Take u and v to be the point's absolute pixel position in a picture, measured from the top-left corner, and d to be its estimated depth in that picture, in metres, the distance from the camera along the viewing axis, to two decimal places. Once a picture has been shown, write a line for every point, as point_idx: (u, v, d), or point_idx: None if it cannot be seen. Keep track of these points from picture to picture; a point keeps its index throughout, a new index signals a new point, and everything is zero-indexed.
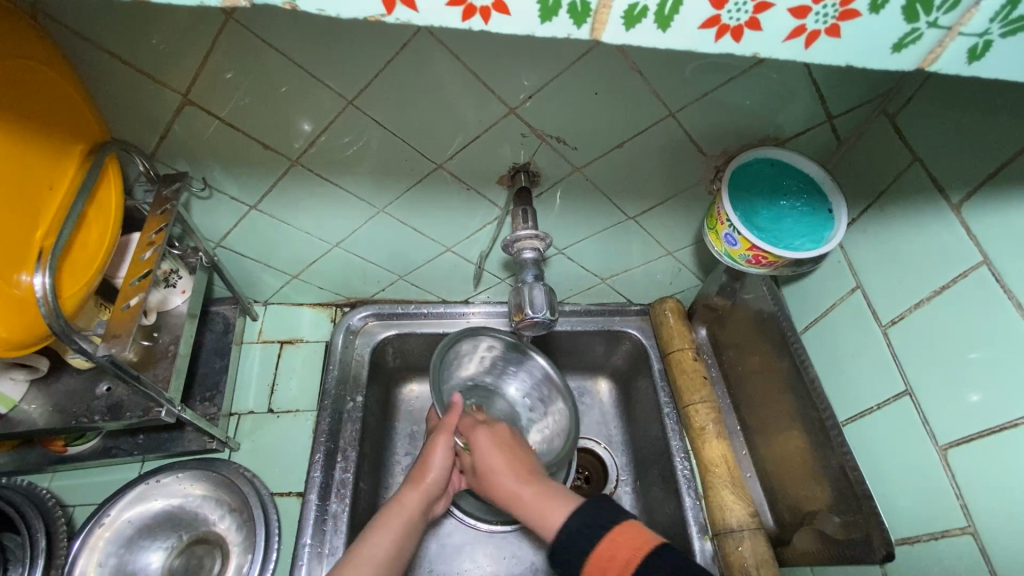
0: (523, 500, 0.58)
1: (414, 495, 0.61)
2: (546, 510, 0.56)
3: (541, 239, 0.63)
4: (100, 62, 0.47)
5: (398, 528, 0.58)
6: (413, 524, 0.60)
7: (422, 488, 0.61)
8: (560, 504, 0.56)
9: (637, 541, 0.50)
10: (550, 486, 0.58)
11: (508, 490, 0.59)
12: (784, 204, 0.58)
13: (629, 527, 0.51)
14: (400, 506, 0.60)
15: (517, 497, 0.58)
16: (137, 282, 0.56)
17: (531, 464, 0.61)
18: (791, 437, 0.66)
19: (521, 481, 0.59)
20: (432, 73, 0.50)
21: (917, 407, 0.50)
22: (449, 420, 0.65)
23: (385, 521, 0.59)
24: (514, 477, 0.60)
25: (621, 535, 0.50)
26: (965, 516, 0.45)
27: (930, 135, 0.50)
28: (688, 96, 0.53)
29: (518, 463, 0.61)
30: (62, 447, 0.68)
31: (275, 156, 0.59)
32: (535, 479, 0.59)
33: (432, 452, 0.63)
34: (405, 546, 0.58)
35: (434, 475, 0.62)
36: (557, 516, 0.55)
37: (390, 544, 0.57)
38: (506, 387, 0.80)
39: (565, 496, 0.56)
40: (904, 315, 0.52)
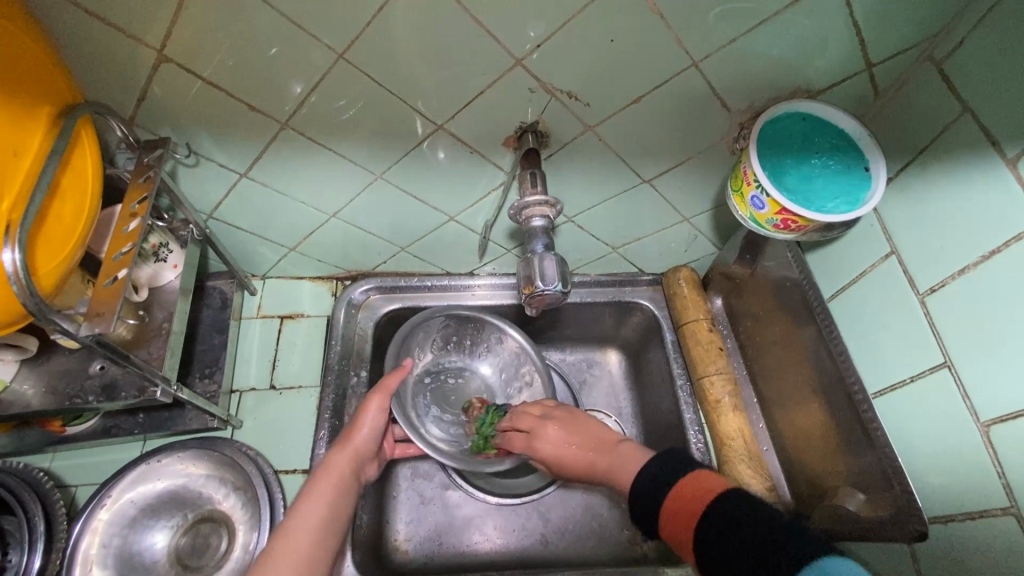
0: (601, 467, 0.57)
1: (341, 456, 0.59)
2: (621, 468, 0.55)
3: (552, 206, 0.59)
4: (65, 14, 0.43)
5: (330, 492, 0.57)
6: (347, 488, 0.58)
7: (354, 448, 0.60)
8: (635, 457, 0.55)
9: (704, 487, 0.47)
10: (623, 449, 0.57)
11: (582, 464, 0.59)
12: (816, 162, 0.53)
13: (699, 475, 0.48)
14: (328, 465, 0.58)
15: (596, 462, 0.58)
16: (120, 256, 0.52)
17: (603, 436, 0.60)
18: (811, 410, 0.63)
19: (605, 452, 0.58)
20: (431, 20, 0.45)
21: (957, 380, 0.47)
22: (386, 382, 0.63)
23: (314, 486, 0.57)
24: (588, 453, 0.59)
25: (684, 488, 0.48)
26: (1008, 496, 0.43)
27: (985, 82, 0.45)
28: (713, 43, 0.48)
29: (607, 432, 0.60)
30: (61, 427, 0.66)
31: (264, 119, 0.55)
32: (610, 447, 0.58)
33: (365, 414, 0.62)
34: (339, 510, 0.57)
35: (365, 438, 0.61)
36: (637, 468, 0.54)
37: (322, 510, 0.56)
38: (477, 366, 0.80)
39: (633, 450, 0.56)
40: (945, 282, 0.48)
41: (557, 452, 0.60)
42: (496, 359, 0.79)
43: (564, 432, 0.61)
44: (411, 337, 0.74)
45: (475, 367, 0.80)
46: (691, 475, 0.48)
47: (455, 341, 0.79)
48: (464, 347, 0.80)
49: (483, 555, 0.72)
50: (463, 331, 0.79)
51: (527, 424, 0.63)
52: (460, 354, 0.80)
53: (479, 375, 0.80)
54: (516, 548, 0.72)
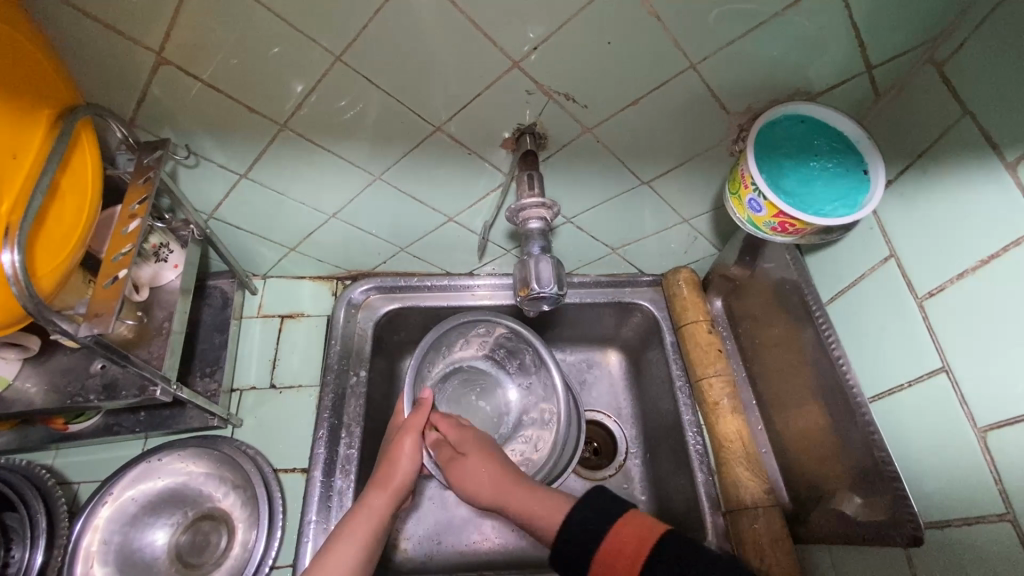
0: (512, 502, 0.57)
1: (381, 498, 0.60)
2: (540, 516, 0.54)
3: (548, 208, 0.59)
4: (66, 19, 0.43)
5: (367, 533, 0.57)
6: (382, 528, 0.58)
7: (390, 490, 0.60)
8: (553, 503, 0.55)
9: (642, 533, 0.48)
10: (537, 489, 0.57)
11: (492, 491, 0.59)
12: (815, 165, 0.53)
13: (633, 518, 0.50)
14: (368, 510, 0.58)
15: (507, 497, 0.58)
16: (120, 257, 0.53)
17: (515, 473, 0.60)
18: (811, 413, 0.63)
19: (514, 488, 0.58)
20: (427, 24, 0.46)
21: (955, 384, 0.47)
22: (415, 420, 0.65)
23: (353, 524, 0.57)
24: (496, 481, 0.59)
25: (623, 535, 0.48)
26: (1004, 501, 0.42)
27: (985, 85, 0.45)
28: (711, 45, 0.48)
29: (508, 471, 0.60)
30: (63, 425, 0.67)
31: (262, 120, 0.55)
32: (524, 487, 0.57)
33: (399, 453, 0.63)
34: (376, 550, 0.57)
35: (401, 479, 0.61)
36: (557, 513, 0.53)
37: (360, 549, 0.56)
38: (507, 386, 0.80)
39: (555, 496, 0.55)
40: (944, 286, 0.48)
41: (481, 483, 0.60)
42: (526, 385, 0.78)
43: (489, 466, 0.60)
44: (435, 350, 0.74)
45: (505, 386, 0.80)
46: (631, 517, 0.50)
47: (488, 351, 0.79)
48: (504, 363, 0.79)
49: (482, 554, 0.72)
50: (503, 340, 0.77)
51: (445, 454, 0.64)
52: (495, 363, 0.80)
53: (502, 396, 0.79)
54: (513, 548, 0.72)
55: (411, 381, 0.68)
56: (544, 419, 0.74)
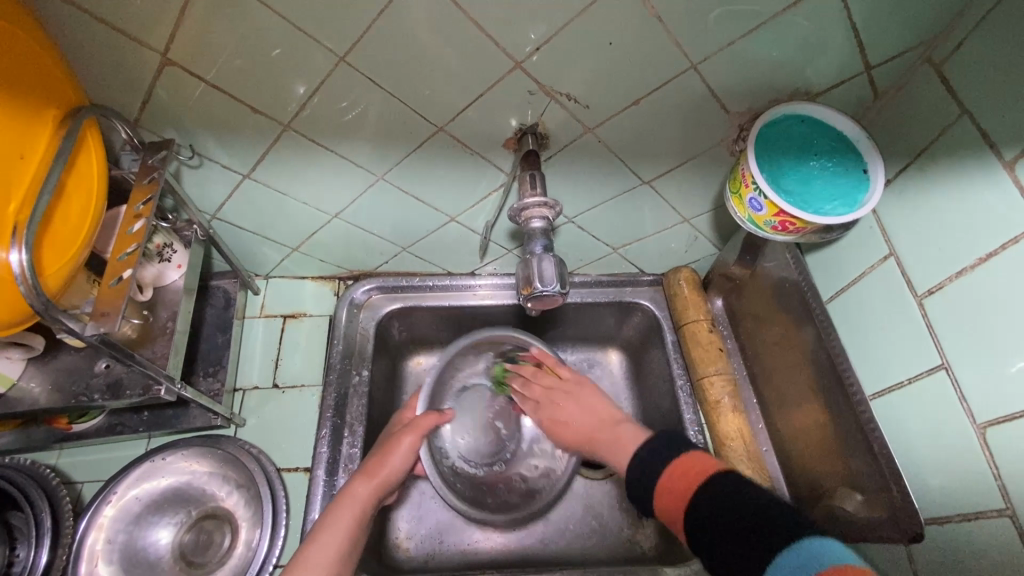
0: (599, 441, 0.68)
1: (366, 487, 0.60)
2: (622, 448, 0.64)
3: (550, 208, 0.59)
4: (72, 20, 0.43)
5: (348, 524, 0.57)
6: (364, 520, 0.59)
7: (376, 480, 0.61)
8: (634, 438, 0.65)
9: (701, 468, 0.54)
10: (621, 432, 0.67)
11: (583, 434, 0.70)
12: (814, 164, 0.53)
13: (694, 457, 0.56)
14: (351, 497, 0.59)
15: (597, 442, 0.68)
16: (125, 256, 0.53)
17: (610, 414, 0.70)
18: (811, 411, 0.63)
19: (598, 425, 0.69)
20: (430, 25, 0.46)
21: (954, 382, 0.47)
22: (420, 422, 0.67)
23: (337, 513, 0.58)
24: (601, 424, 0.69)
25: (681, 468, 0.55)
26: (1004, 497, 0.43)
27: (983, 86, 0.45)
28: (712, 45, 0.48)
29: (607, 411, 0.70)
30: (67, 425, 0.67)
31: (266, 121, 0.55)
32: (615, 425, 0.68)
33: (393, 449, 0.64)
34: (357, 541, 0.57)
35: (389, 472, 0.62)
36: (630, 449, 0.63)
37: (342, 540, 0.56)
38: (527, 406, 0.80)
39: (636, 434, 0.65)
40: (943, 284, 0.48)
41: (573, 418, 0.72)
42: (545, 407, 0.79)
43: (581, 407, 0.71)
44: (454, 365, 0.77)
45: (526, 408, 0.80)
46: (693, 453, 0.56)
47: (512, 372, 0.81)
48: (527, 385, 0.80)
49: (484, 552, 0.72)
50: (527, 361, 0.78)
51: (534, 399, 0.76)
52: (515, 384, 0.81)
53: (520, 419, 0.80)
54: (515, 547, 0.73)
55: (428, 391, 0.73)
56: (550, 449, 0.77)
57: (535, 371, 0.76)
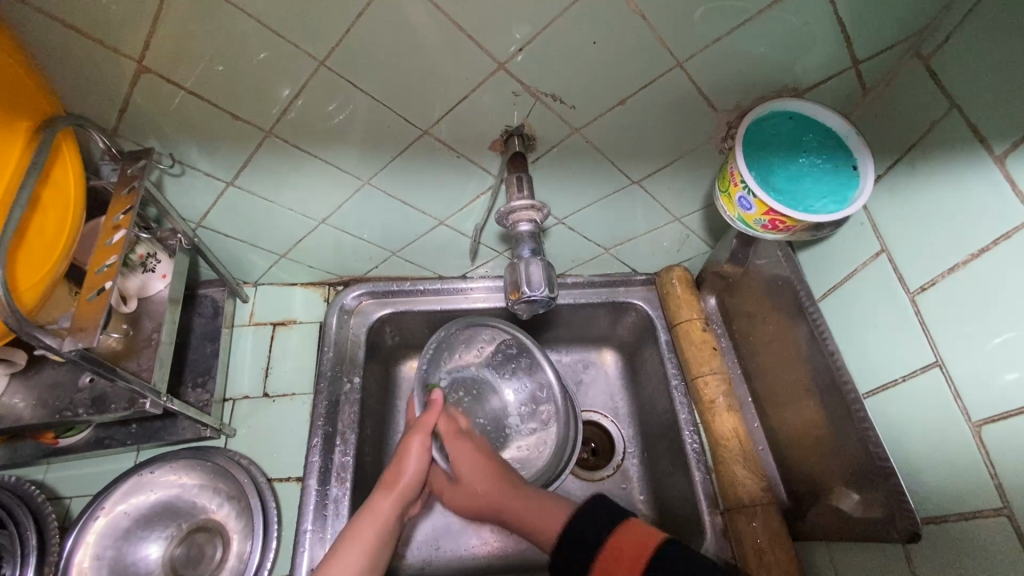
0: (510, 511, 0.60)
1: (386, 501, 0.59)
2: (538, 519, 0.58)
3: (538, 210, 0.59)
4: (44, 30, 0.42)
5: (370, 539, 0.56)
6: (387, 534, 0.58)
7: (396, 492, 0.60)
8: (554, 513, 0.58)
9: (642, 539, 0.50)
10: (533, 498, 0.60)
11: (493, 498, 0.61)
12: (804, 161, 0.53)
13: (634, 525, 0.52)
14: (373, 513, 0.58)
15: (502, 506, 0.61)
16: (104, 269, 0.52)
17: (511, 474, 0.63)
18: (807, 409, 0.62)
19: (518, 499, 0.60)
20: (409, 27, 0.45)
21: (948, 379, 0.47)
22: (426, 420, 0.64)
23: (357, 528, 0.57)
24: (501, 483, 0.62)
25: (622, 542, 0.50)
26: (1000, 496, 0.42)
27: (972, 79, 0.45)
28: (698, 42, 0.48)
29: (495, 466, 0.63)
30: (53, 439, 0.66)
31: (247, 127, 0.54)
32: (517, 490, 0.61)
33: (408, 452, 0.62)
34: (380, 555, 0.56)
35: (408, 480, 0.61)
36: (557, 523, 0.56)
37: (364, 556, 0.55)
38: (502, 388, 0.76)
39: (552, 505, 0.59)
40: (936, 281, 0.48)
41: (472, 487, 0.62)
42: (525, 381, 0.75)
43: (482, 461, 0.63)
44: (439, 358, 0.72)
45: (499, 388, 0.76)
46: (629, 522, 0.52)
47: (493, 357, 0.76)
48: (501, 366, 0.76)
49: (481, 557, 0.71)
50: (502, 346, 0.75)
51: (439, 484, 0.66)
52: (491, 369, 0.76)
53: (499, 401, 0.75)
54: (513, 552, 0.72)
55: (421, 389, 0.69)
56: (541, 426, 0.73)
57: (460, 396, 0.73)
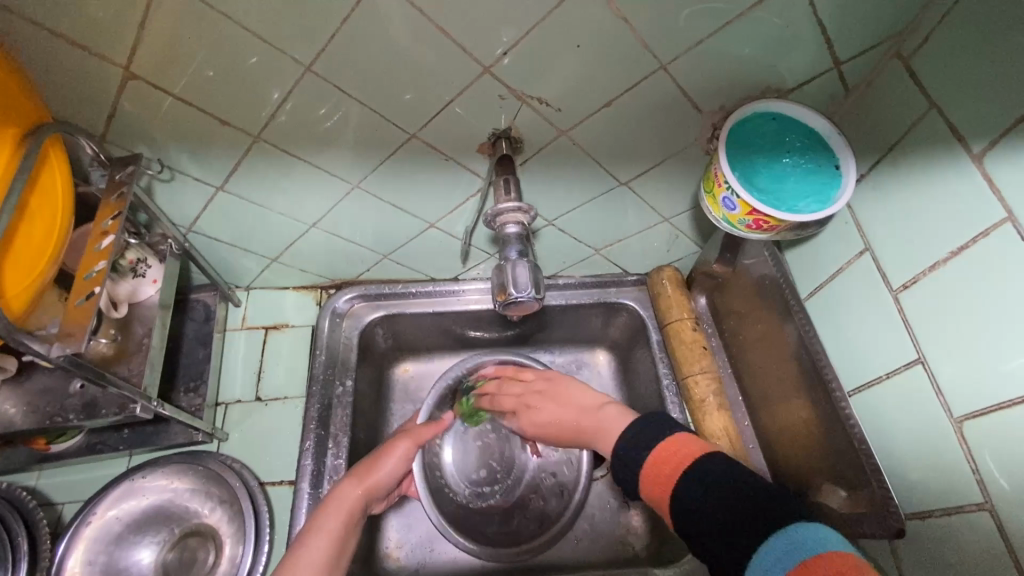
0: (586, 428, 0.63)
1: (354, 491, 0.59)
2: (608, 430, 0.60)
3: (525, 212, 0.59)
4: (30, 38, 0.43)
5: (336, 528, 0.56)
6: (352, 524, 0.58)
7: (365, 485, 0.60)
8: (619, 416, 0.60)
9: (690, 449, 0.51)
10: (603, 413, 0.62)
11: (568, 422, 0.65)
12: (787, 162, 0.53)
13: (684, 437, 0.52)
14: (338, 503, 0.58)
15: (583, 427, 0.63)
16: (92, 275, 0.52)
17: (587, 399, 0.65)
18: (795, 407, 0.63)
19: (588, 415, 0.63)
20: (394, 32, 0.46)
21: (931, 376, 0.47)
22: (421, 430, 0.67)
23: (322, 518, 0.57)
24: (574, 420, 0.65)
25: (663, 453, 0.51)
26: (982, 491, 0.43)
27: (950, 79, 0.45)
28: (680, 45, 0.48)
29: (587, 399, 0.65)
30: (45, 445, 0.66)
31: (236, 132, 0.55)
32: (592, 411, 0.63)
33: (388, 453, 0.63)
34: (345, 544, 0.57)
35: (380, 477, 0.61)
36: (618, 432, 0.58)
37: (329, 544, 0.55)
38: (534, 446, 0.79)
39: (620, 415, 0.60)
40: (918, 278, 0.48)
41: (556, 416, 0.67)
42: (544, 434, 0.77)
43: (556, 403, 0.67)
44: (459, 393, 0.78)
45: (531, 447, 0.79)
46: (681, 432, 0.52)
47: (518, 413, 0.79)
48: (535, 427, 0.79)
49: (475, 558, 0.72)
50: None
51: (510, 405, 0.71)
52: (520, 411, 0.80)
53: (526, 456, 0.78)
54: (507, 553, 0.72)
55: (436, 397, 0.75)
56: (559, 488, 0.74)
57: (497, 382, 0.74)
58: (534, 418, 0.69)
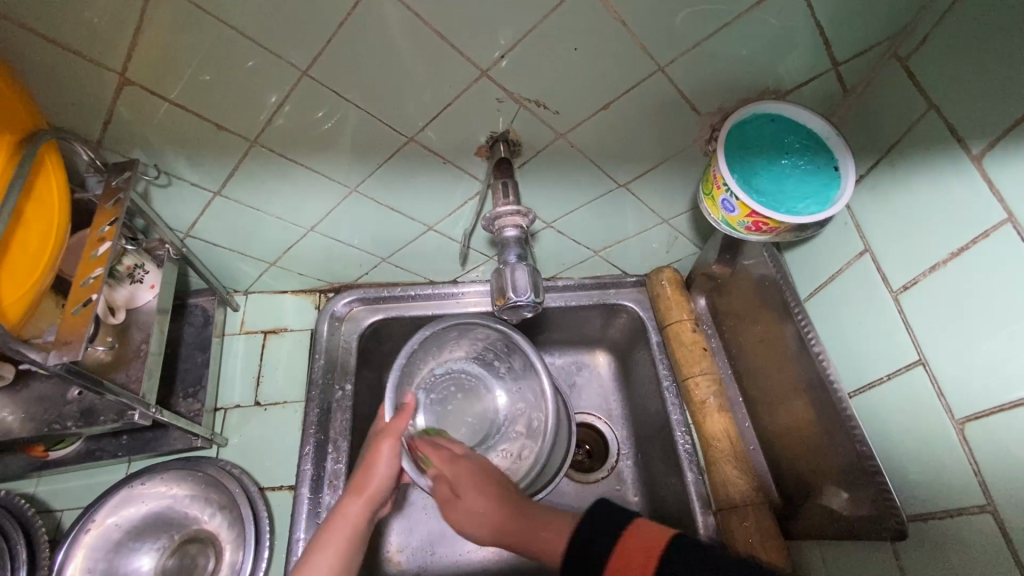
0: (522, 538, 0.53)
1: (357, 505, 0.58)
2: (550, 546, 0.51)
3: (524, 215, 0.59)
4: (26, 45, 0.43)
5: (341, 543, 0.56)
6: (359, 535, 0.58)
7: (365, 497, 0.59)
8: (563, 530, 0.51)
9: (651, 542, 0.44)
10: (549, 524, 0.52)
11: (498, 530, 0.54)
12: (786, 163, 0.53)
13: (641, 526, 0.45)
14: (344, 518, 0.57)
15: (516, 530, 0.53)
16: (89, 282, 0.52)
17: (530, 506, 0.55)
18: (796, 408, 0.63)
19: (528, 525, 0.53)
20: (392, 37, 0.45)
21: (931, 377, 0.47)
22: (394, 425, 0.62)
23: (328, 536, 0.56)
24: (502, 520, 0.54)
25: (630, 547, 0.44)
26: (984, 494, 0.42)
27: (948, 80, 0.45)
28: (678, 47, 0.48)
29: (499, 498, 0.56)
30: (43, 452, 0.66)
31: (233, 137, 0.54)
32: (533, 519, 0.53)
33: (376, 459, 0.60)
34: (354, 556, 0.57)
35: (378, 484, 0.59)
36: (560, 542, 0.50)
37: (336, 560, 0.55)
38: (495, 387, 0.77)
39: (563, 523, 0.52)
40: (917, 280, 0.48)
41: (483, 517, 0.55)
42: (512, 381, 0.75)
43: (494, 502, 0.56)
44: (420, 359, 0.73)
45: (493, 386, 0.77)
46: (638, 525, 0.45)
47: (481, 355, 0.76)
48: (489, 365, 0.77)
49: (476, 561, 0.72)
50: (493, 344, 0.74)
51: (445, 488, 0.59)
52: (478, 364, 0.77)
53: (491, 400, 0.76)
54: (508, 555, 0.72)
55: (395, 385, 0.68)
56: (533, 428, 0.71)
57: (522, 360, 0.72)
58: (460, 517, 0.56)
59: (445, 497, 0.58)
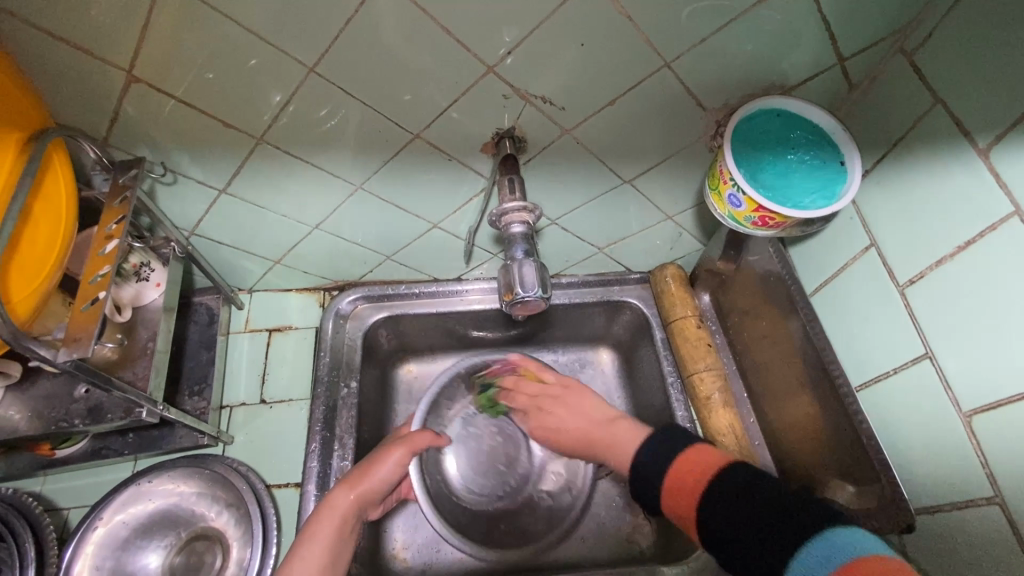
0: (603, 437, 0.67)
1: (347, 497, 0.59)
2: (621, 448, 0.64)
3: (530, 211, 0.59)
4: (32, 43, 0.43)
5: (328, 535, 0.57)
6: (344, 530, 0.58)
7: (356, 490, 0.60)
8: (631, 432, 0.65)
9: (704, 464, 0.54)
10: (631, 427, 0.66)
11: (584, 432, 0.69)
12: (792, 158, 0.53)
13: (700, 451, 0.56)
14: (331, 508, 0.58)
15: (595, 439, 0.68)
16: (98, 279, 0.52)
17: (607, 412, 0.69)
18: (801, 403, 0.63)
19: (626, 436, 0.65)
20: (399, 34, 0.45)
21: (938, 370, 0.47)
22: (415, 439, 0.67)
23: (315, 526, 0.57)
24: (588, 434, 0.69)
25: (685, 465, 0.55)
26: (992, 486, 0.43)
27: (954, 74, 0.45)
28: (685, 43, 0.48)
29: (602, 412, 0.70)
30: (50, 450, 0.66)
31: (239, 135, 0.55)
32: (613, 424, 0.67)
33: (380, 461, 0.63)
34: (338, 551, 0.57)
35: (372, 483, 0.61)
36: (631, 446, 0.63)
37: (322, 553, 0.56)
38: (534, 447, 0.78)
39: (636, 429, 0.65)
40: (924, 273, 0.48)
41: (568, 423, 0.71)
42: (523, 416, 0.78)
43: (581, 408, 0.71)
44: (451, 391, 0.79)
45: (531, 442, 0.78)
46: (695, 448, 0.57)
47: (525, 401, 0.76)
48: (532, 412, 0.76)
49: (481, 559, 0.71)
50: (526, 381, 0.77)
51: (523, 404, 0.76)
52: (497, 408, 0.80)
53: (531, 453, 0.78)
54: None
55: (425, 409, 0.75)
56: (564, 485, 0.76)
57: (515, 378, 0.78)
58: (547, 422, 0.73)
59: (546, 412, 0.73)
